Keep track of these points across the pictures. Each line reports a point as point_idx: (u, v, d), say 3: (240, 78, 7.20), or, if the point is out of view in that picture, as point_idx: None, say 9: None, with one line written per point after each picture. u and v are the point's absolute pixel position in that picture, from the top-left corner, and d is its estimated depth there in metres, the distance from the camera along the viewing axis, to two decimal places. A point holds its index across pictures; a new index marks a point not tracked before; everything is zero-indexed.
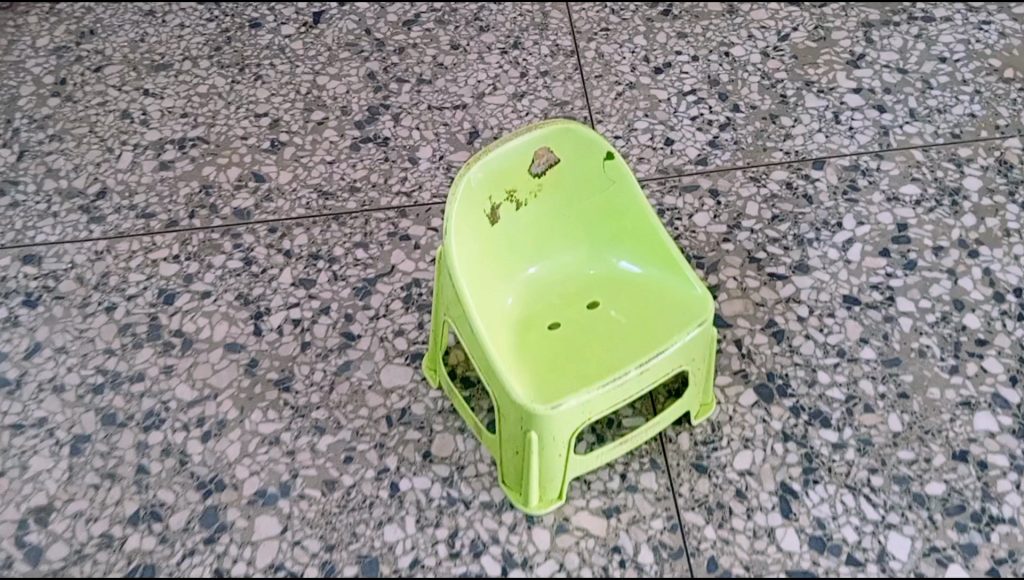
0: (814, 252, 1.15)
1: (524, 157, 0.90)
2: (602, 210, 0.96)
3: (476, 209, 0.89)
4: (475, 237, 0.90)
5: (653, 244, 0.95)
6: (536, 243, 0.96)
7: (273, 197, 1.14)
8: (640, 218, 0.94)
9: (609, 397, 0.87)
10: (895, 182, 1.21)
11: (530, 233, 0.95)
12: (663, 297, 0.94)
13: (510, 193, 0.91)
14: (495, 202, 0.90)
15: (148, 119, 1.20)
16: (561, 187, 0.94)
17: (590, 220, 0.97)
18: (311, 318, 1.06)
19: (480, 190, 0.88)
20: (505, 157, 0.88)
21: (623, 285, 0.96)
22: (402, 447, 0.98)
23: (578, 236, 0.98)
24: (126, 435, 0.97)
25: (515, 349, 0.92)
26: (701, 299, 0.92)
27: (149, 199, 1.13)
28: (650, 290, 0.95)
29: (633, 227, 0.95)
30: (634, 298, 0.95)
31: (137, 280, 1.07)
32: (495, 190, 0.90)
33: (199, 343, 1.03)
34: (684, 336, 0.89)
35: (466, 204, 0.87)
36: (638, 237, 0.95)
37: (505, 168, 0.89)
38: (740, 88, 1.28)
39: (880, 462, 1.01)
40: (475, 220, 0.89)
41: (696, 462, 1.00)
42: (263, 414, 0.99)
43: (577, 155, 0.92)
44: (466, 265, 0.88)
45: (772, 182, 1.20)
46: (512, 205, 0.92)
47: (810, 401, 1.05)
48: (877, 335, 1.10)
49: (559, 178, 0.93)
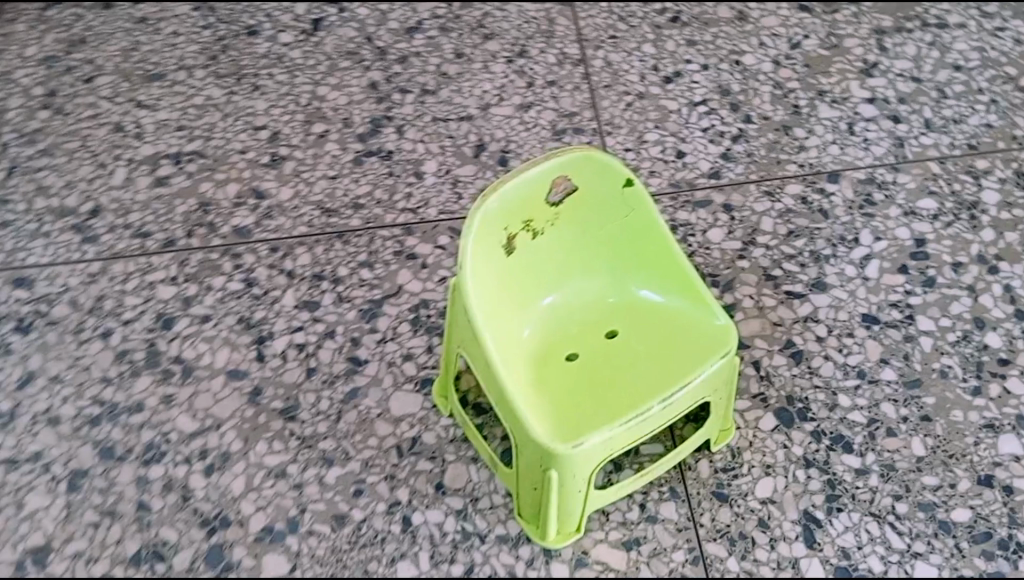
0: (832, 269, 1.11)
1: (541, 185, 0.87)
2: (622, 237, 0.93)
3: (491, 240, 0.86)
4: (491, 268, 0.87)
5: (674, 272, 0.91)
6: (553, 271, 0.93)
7: (273, 215, 1.10)
8: (661, 246, 0.91)
9: (630, 434, 0.83)
10: (912, 196, 1.18)
11: (548, 261, 0.92)
12: (684, 327, 0.91)
13: (526, 222, 0.88)
14: (512, 231, 0.87)
15: (142, 133, 1.16)
16: (579, 215, 0.90)
17: (610, 247, 0.93)
18: (316, 343, 1.02)
19: (496, 221, 0.85)
20: (521, 187, 0.85)
21: (643, 314, 0.93)
22: (414, 478, 0.95)
23: (597, 263, 0.94)
24: (125, 470, 0.93)
25: (532, 382, 0.89)
26: (724, 330, 0.88)
27: (144, 217, 1.09)
28: (671, 319, 0.92)
29: (654, 254, 0.92)
30: (655, 328, 0.92)
31: (134, 303, 1.03)
32: (511, 220, 0.86)
33: (200, 370, 1.00)
34: (707, 369, 0.85)
35: (481, 234, 0.84)
36: (659, 264, 0.92)
37: (521, 198, 0.86)
38: (752, 98, 1.26)
39: (904, 488, 0.97)
40: (490, 251, 0.86)
41: (717, 490, 0.96)
42: (269, 445, 0.96)
43: (596, 182, 0.89)
44: (482, 298, 0.85)
45: (787, 197, 1.17)
46: (529, 234, 0.88)
47: (832, 424, 1.01)
48: (897, 356, 1.06)
49: (578, 205, 0.90)
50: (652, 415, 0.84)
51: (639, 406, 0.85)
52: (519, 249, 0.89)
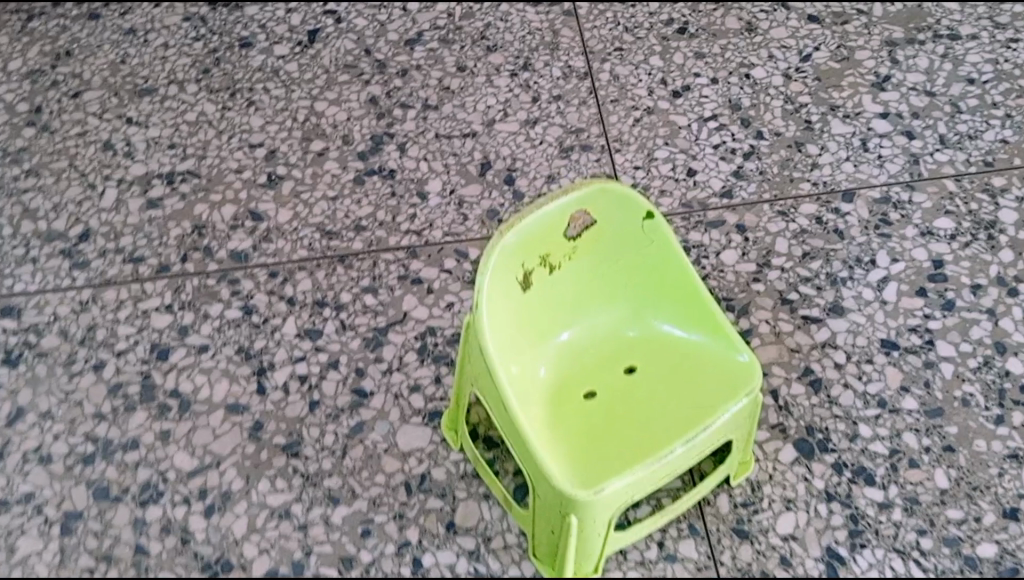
0: (848, 293, 1.08)
1: (559, 219, 0.84)
2: (641, 270, 0.89)
3: (506, 276, 0.82)
4: (507, 305, 0.83)
5: (696, 306, 0.88)
6: (571, 305, 0.89)
7: (272, 238, 1.06)
8: (683, 279, 0.88)
9: (652, 478, 0.80)
10: (928, 215, 1.15)
11: (565, 296, 0.88)
12: (707, 363, 0.87)
13: (543, 257, 0.85)
14: (528, 267, 0.84)
15: (132, 151, 1.11)
16: (598, 249, 0.87)
17: (629, 280, 0.90)
18: (319, 374, 0.98)
19: (512, 257, 0.82)
20: (538, 222, 0.82)
21: (664, 349, 0.90)
22: (423, 517, 0.91)
23: (617, 296, 0.91)
24: (121, 511, 0.89)
25: (549, 421, 0.85)
26: (748, 367, 0.85)
27: (136, 241, 1.05)
28: (693, 355, 0.88)
29: (675, 288, 0.89)
30: (676, 364, 0.88)
31: (127, 333, 0.99)
32: (528, 255, 0.83)
33: (198, 404, 0.96)
34: (731, 409, 0.82)
35: (496, 271, 0.81)
36: (681, 298, 0.89)
37: (538, 233, 0.83)
38: (763, 114, 1.23)
39: (928, 522, 0.93)
40: (506, 288, 0.83)
41: (737, 527, 0.92)
42: (271, 484, 0.92)
43: (615, 215, 0.86)
44: (498, 337, 0.82)
45: (801, 217, 1.14)
46: (546, 269, 0.85)
47: (853, 456, 0.97)
48: (918, 383, 1.02)
49: (596, 239, 0.87)
50: (676, 457, 0.81)
51: (661, 448, 0.82)
52: (536, 284, 0.86)
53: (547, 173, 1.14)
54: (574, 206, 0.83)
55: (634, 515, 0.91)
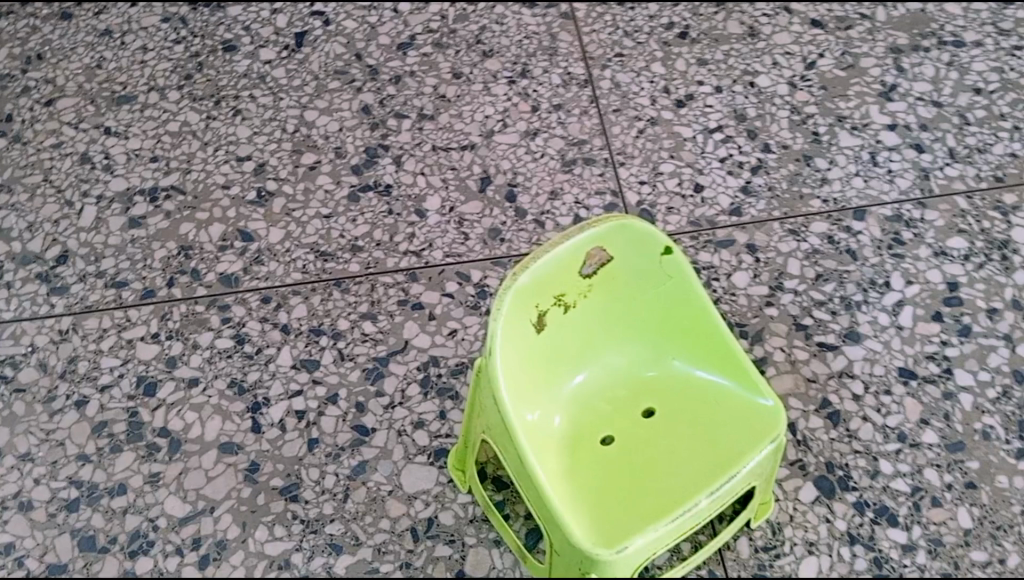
0: (864, 318, 1.05)
1: (574, 258, 0.78)
2: (659, 307, 0.84)
3: (518, 321, 0.77)
4: (519, 350, 0.78)
5: (717, 346, 0.83)
6: (586, 345, 0.84)
7: (263, 259, 1.01)
8: (703, 318, 0.83)
9: (673, 534, 0.75)
10: (941, 234, 1.11)
11: (580, 335, 0.83)
12: (729, 407, 0.82)
13: (558, 298, 0.79)
14: (542, 308, 0.79)
15: (111, 165, 1.05)
16: (616, 286, 0.82)
17: (647, 318, 0.84)
18: (317, 410, 0.93)
19: (525, 299, 0.77)
20: (551, 262, 0.77)
21: (683, 389, 0.85)
22: (432, 566, 0.86)
23: (634, 334, 0.85)
24: (109, 563, 0.85)
25: (564, 471, 0.81)
26: (772, 413, 0.80)
27: (118, 263, 1.00)
28: (714, 398, 0.83)
29: (696, 326, 0.83)
30: (696, 407, 0.84)
31: (111, 365, 0.94)
32: (542, 296, 0.78)
33: (188, 444, 0.91)
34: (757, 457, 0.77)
35: (508, 316, 0.76)
36: (702, 338, 0.84)
37: (552, 273, 0.78)
38: (769, 125, 1.18)
39: (953, 565, 0.90)
40: (518, 333, 0.78)
41: (759, 572, 0.89)
42: (269, 531, 0.87)
43: (633, 252, 0.80)
44: (511, 385, 0.77)
45: (812, 236, 1.10)
46: (560, 309, 0.80)
47: (875, 494, 0.94)
48: (938, 415, 0.99)
49: (614, 276, 0.81)
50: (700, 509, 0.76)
51: (682, 501, 0.77)
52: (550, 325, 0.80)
53: (549, 189, 1.09)
54: (591, 243, 0.78)
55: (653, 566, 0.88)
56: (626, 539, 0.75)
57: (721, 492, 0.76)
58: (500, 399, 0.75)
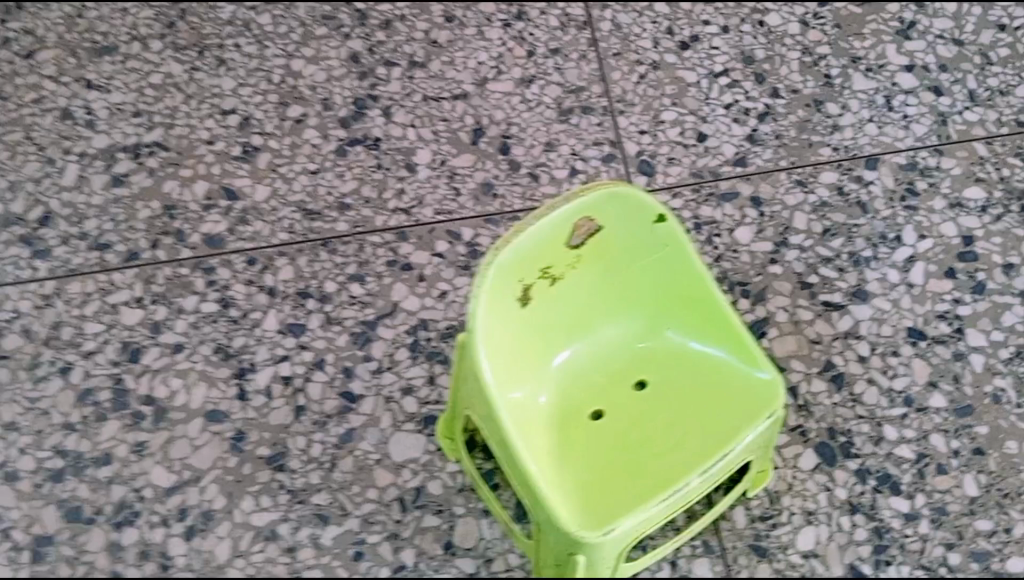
0: (873, 275, 1.01)
1: (560, 228, 0.75)
2: (654, 278, 0.80)
3: (500, 294, 0.74)
4: (503, 324, 0.75)
5: (711, 317, 0.79)
6: (574, 319, 0.81)
7: (249, 219, 0.98)
8: (699, 288, 0.79)
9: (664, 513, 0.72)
10: (957, 184, 1.07)
11: (567, 309, 0.80)
12: (724, 381, 0.79)
13: (543, 270, 0.76)
14: (526, 282, 0.76)
15: (93, 120, 1.03)
16: (604, 257, 0.79)
17: (640, 289, 0.81)
18: (304, 376, 0.91)
19: (507, 273, 0.74)
20: (536, 233, 0.74)
21: (679, 362, 0.81)
22: (420, 537, 0.85)
23: (624, 306, 0.82)
24: (95, 535, 0.83)
25: (552, 451, 0.77)
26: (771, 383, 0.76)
27: (102, 224, 0.97)
28: (709, 371, 0.80)
29: (690, 296, 0.80)
30: (690, 381, 0.80)
31: (95, 331, 0.92)
32: (526, 270, 0.75)
33: (174, 412, 0.89)
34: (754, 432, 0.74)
35: (490, 289, 0.73)
36: (699, 309, 0.80)
37: (537, 243, 0.75)
38: (778, 67, 1.13)
39: (956, 535, 0.88)
40: (501, 307, 0.74)
41: (754, 543, 0.87)
42: (256, 501, 0.85)
43: (623, 220, 0.77)
44: (493, 361, 0.74)
45: (821, 187, 1.05)
46: (545, 281, 0.77)
47: (878, 462, 0.91)
48: (947, 378, 0.95)
49: (602, 246, 0.78)
50: (692, 489, 0.73)
51: (674, 482, 0.74)
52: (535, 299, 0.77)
53: (545, 140, 1.05)
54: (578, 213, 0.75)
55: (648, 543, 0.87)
56: (615, 520, 0.72)
57: (714, 470, 0.73)
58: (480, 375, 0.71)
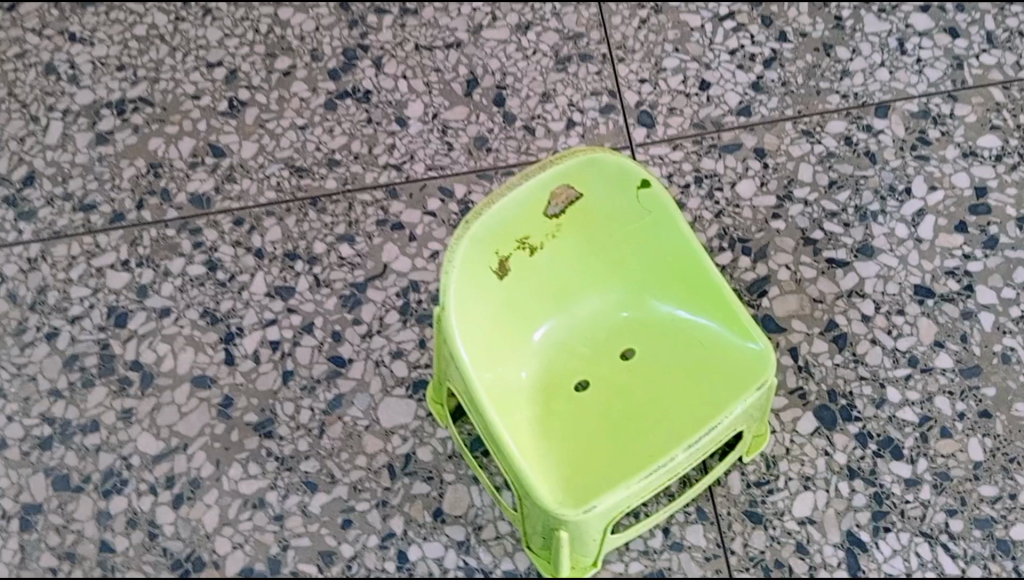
0: (879, 230, 0.98)
1: (538, 197, 0.79)
2: (637, 247, 0.84)
3: (477, 265, 0.78)
4: (482, 297, 0.79)
5: (701, 286, 0.82)
6: (558, 289, 0.84)
7: (235, 177, 0.96)
8: (685, 256, 0.82)
9: (652, 488, 0.75)
10: (972, 132, 1.03)
11: (551, 281, 0.84)
12: (711, 351, 0.82)
13: (521, 240, 0.80)
14: (505, 253, 0.79)
15: (77, 75, 1.02)
16: (585, 224, 0.82)
17: (624, 259, 0.85)
18: (292, 340, 0.89)
19: (483, 244, 0.78)
20: (510, 203, 0.77)
21: (664, 331, 0.85)
22: (409, 505, 0.83)
23: (609, 275, 0.85)
24: (83, 503, 0.83)
25: (538, 422, 0.81)
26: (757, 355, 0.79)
27: (87, 184, 0.96)
28: (696, 341, 0.83)
29: (676, 265, 0.83)
30: (677, 351, 0.84)
31: (81, 295, 0.91)
32: (502, 242, 0.79)
33: (161, 378, 0.87)
34: (738, 406, 0.77)
35: (464, 260, 0.76)
36: (684, 277, 0.83)
37: (514, 215, 0.78)
38: (787, 10, 1.09)
39: (958, 501, 0.86)
40: (478, 278, 0.78)
41: (749, 510, 0.86)
42: (243, 469, 0.84)
43: (604, 187, 0.81)
44: (470, 333, 0.78)
45: (828, 137, 1.02)
46: (525, 252, 0.81)
47: (879, 425, 0.89)
48: (954, 337, 0.93)
49: (583, 214, 0.81)
50: (677, 464, 0.75)
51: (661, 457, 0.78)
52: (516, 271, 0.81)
53: (541, 91, 1.03)
54: (553, 182, 0.78)
55: (642, 510, 0.86)
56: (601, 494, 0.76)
57: (698, 445, 0.75)
58: (456, 348, 0.75)
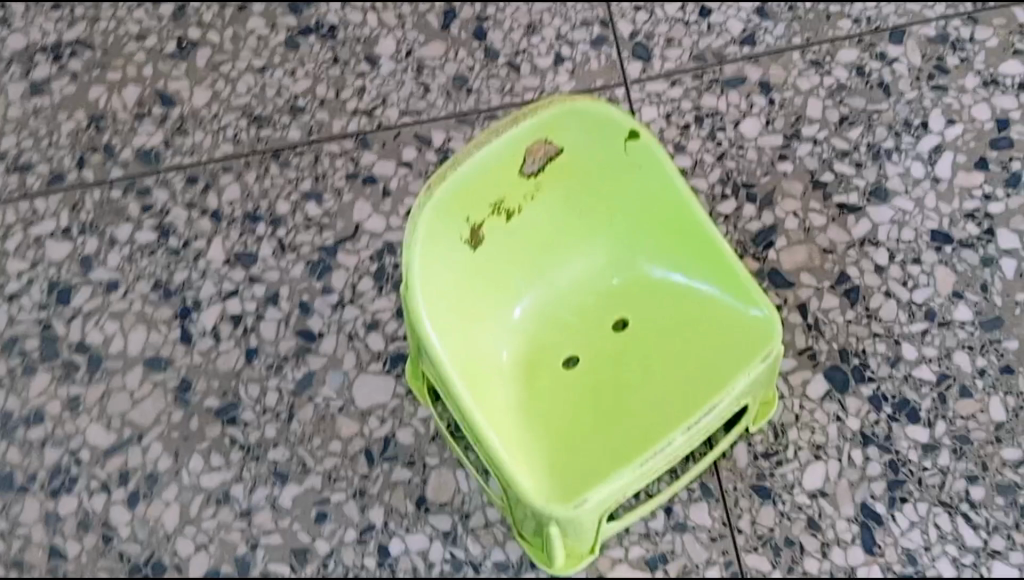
0: (894, 169, 0.90)
1: (513, 156, 0.71)
2: (627, 206, 0.76)
3: (444, 232, 0.70)
4: (452, 268, 0.72)
5: (698, 248, 0.75)
6: (539, 255, 0.77)
7: (187, 129, 0.89)
8: (680, 214, 0.75)
9: (649, 474, 0.68)
10: (993, 58, 0.94)
11: (530, 245, 0.76)
12: (711, 318, 0.75)
13: (496, 204, 0.72)
14: (477, 219, 0.72)
15: (8, 18, 0.94)
16: (567, 183, 0.75)
17: (612, 220, 0.77)
18: (256, 313, 0.81)
19: (451, 209, 0.70)
20: (480, 162, 0.70)
21: (657, 297, 0.78)
22: (389, 494, 0.75)
23: (595, 239, 0.78)
24: (29, 505, 0.76)
25: (520, 404, 0.74)
26: (762, 321, 0.72)
27: (21, 141, 0.89)
28: (694, 307, 0.76)
29: (669, 225, 0.76)
30: (673, 320, 0.76)
31: (19, 269, 0.84)
32: (474, 206, 0.71)
33: (110, 360, 0.80)
34: (742, 381, 0.69)
35: (431, 229, 0.69)
36: (680, 237, 0.76)
37: (486, 176, 0.71)
38: None
39: (980, 466, 0.79)
40: (448, 246, 0.71)
41: (757, 484, 0.79)
42: (205, 461, 0.76)
43: (585, 140, 0.73)
44: (440, 308, 0.70)
45: (839, 67, 0.94)
46: (502, 216, 0.73)
47: (895, 386, 0.81)
48: (974, 287, 0.85)
49: (564, 170, 0.74)
50: (676, 448, 0.68)
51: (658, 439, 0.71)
52: (491, 238, 0.73)
53: (525, 23, 0.94)
54: (528, 135, 0.71)
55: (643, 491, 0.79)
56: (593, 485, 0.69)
57: (699, 425, 0.68)
58: (423, 329, 0.68)
